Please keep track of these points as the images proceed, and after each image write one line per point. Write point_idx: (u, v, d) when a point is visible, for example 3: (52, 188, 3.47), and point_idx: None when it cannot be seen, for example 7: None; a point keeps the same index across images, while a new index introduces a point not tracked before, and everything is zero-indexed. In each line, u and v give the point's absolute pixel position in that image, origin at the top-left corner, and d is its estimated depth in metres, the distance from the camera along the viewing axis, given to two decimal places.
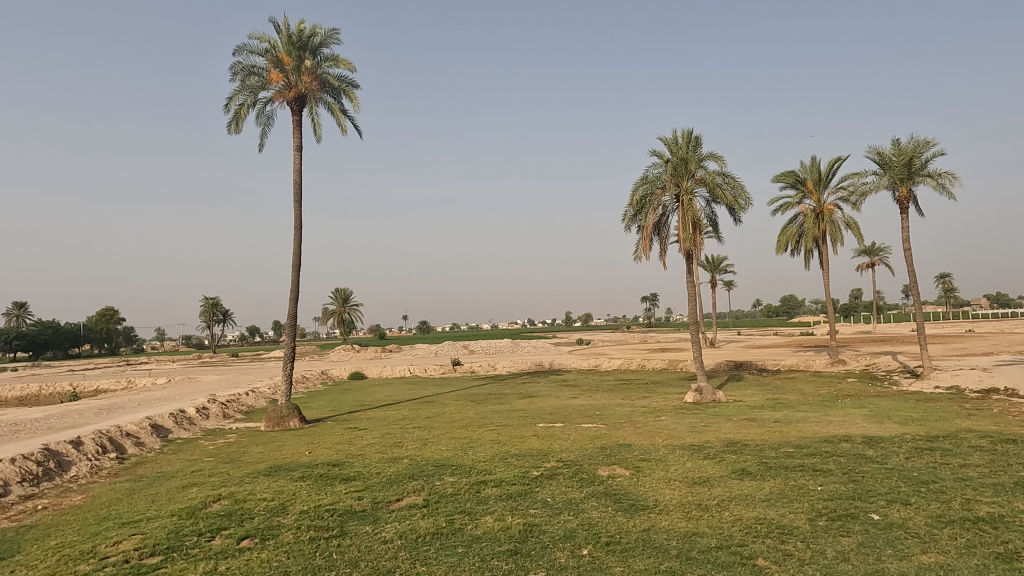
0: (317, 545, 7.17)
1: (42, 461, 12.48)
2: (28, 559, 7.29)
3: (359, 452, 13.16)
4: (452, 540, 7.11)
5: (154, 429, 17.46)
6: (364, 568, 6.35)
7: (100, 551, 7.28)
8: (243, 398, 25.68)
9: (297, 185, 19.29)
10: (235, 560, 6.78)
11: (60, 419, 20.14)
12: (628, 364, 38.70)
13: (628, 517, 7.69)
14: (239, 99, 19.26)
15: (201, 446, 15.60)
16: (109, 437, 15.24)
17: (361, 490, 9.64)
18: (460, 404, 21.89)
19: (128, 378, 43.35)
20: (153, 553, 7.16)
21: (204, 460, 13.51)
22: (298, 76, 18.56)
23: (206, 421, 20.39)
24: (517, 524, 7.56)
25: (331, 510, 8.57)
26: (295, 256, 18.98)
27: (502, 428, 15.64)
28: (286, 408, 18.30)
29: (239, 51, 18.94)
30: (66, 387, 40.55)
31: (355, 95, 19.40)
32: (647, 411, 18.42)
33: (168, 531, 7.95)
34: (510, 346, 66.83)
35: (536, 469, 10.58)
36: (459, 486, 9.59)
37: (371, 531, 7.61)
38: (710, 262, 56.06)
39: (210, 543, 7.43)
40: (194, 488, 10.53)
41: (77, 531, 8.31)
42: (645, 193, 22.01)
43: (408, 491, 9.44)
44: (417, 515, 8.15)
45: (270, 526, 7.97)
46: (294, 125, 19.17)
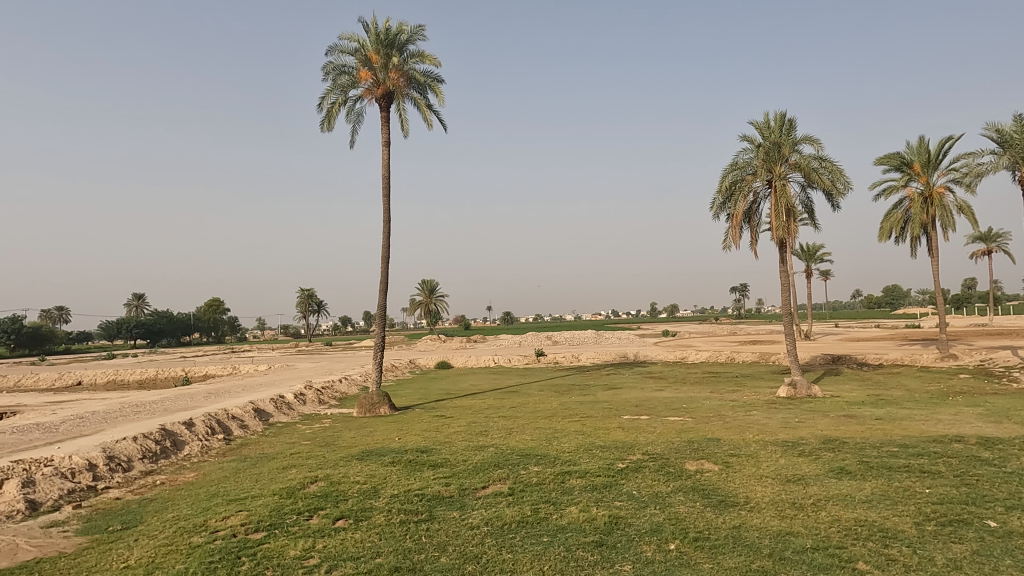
0: (407, 528, 7.40)
1: (159, 441, 13.50)
2: (149, 529, 7.93)
3: (446, 439, 13.46)
4: (537, 529, 7.16)
5: (257, 413, 18.56)
6: (452, 553, 6.49)
7: (210, 525, 7.83)
8: (337, 385, 26.85)
9: (386, 180, 19.88)
10: (331, 540, 7.11)
11: (173, 402, 21.72)
12: (715, 357, 37.53)
13: (717, 513, 7.50)
14: (331, 98, 20.01)
15: (299, 430, 16.44)
16: (217, 419, 16.32)
17: (448, 476, 9.89)
18: (544, 395, 21.99)
19: (232, 365, 46.23)
20: (257, 529, 7.63)
21: (302, 443, 14.23)
22: (385, 74, 19.06)
23: (304, 406, 21.48)
24: (603, 516, 7.52)
25: (420, 494, 8.83)
26: (384, 249, 19.59)
27: (586, 420, 15.58)
28: (376, 396, 18.96)
29: (330, 52, 19.67)
30: (179, 372, 43.78)
31: (439, 89, 19.76)
32: (737, 404, 17.86)
33: (270, 509, 8.44)
34: (593, 337, 66.36)
35: (621, 461, 10.50)
36: (543, 476, 9.63)
37: (458, 516, 7.78)
38: (804, 251, 53.53)
39: (309, 522, 7.83)
40: (293, 469, 11.12)
41: (191, 505, 8.98)
42: (735, 179, 21.21)
43: (494, 479, 9.60)
44: (502, 503, 8.28)
45: (363, 508, 8.30)
46: (383, 122, 19.74)
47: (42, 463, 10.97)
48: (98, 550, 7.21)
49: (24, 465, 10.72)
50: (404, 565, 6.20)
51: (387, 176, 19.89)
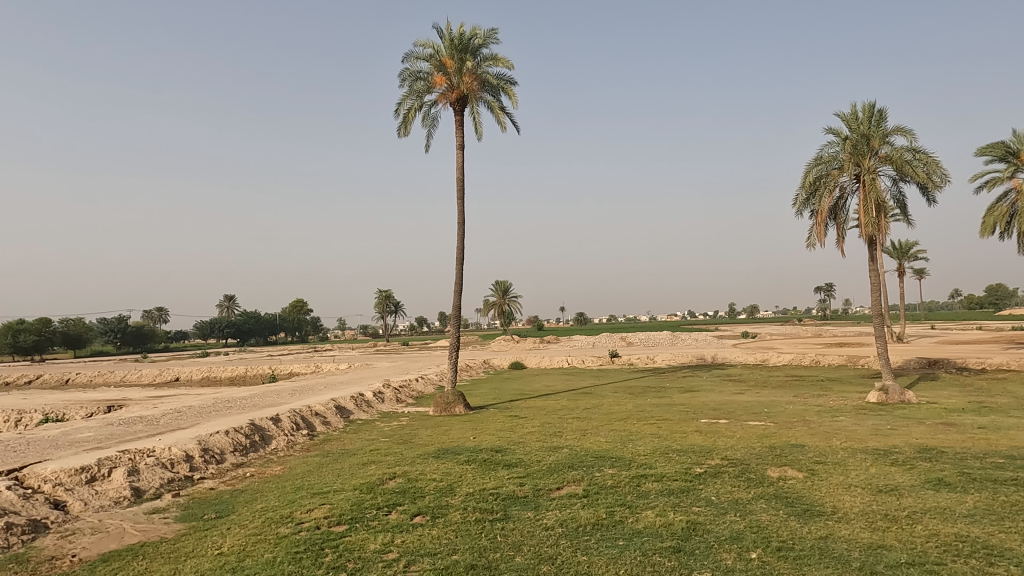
0: (483, 526, 7.49)
1: (249, 435, 14.23)
2: (240, 518, 8.37)
3: (520, 439, 13.53)
4: (613, 532, 7.09)
5: (339, 410, 19.25)
6: (528, 553, 6.51)
7: (296, 517, 8.18)
8: (414, 384, 27.48)
9: (461, 182, 20.19)
10: (408, 535, 7.28)
11: (261, 398, 22.81)
12: (799, 360, 35.99)
13: (803, 523, 7.19)
14: (407, 104, 20.50)
15: (377, 427, 16.90)
16: (301, 415, 17.03)
17: (523, 476, 9.92)
18: (618, 396, 21.77)
19: (316, 363, 48.11)
20: (339, 521, 7.91)
21: (380, 440, 14.65)
22: (459, 78, 19.35)
23: (382, 404, 22.11)
24: (680, 521, 7.36)
25: (495, 494, 8.91)
26: (459, 250, 19.90)
27: (662, 423, 15.29)
28: (452, 394, 19.26)
29: (406, 59, 20.16)
30: (267, 370, 46.00)
31: (512, 91, 19.89)
32: (823, 409, 17.09)
33: (351, 503, 8.74)
34: (669, 338, 65.07)
35: (699, 466, 10.24)
36: (618, 479, 9.52)
37: (533, 517, 7.80)
38: (897, 248, 50.66)
39: (387, 517, 8.05)
40: (372, 465, 11.47)
41: (278, 497, 9.42)
42: (820, 174, 20.30)
43: (568, 480, 9.56)
44: (576, 504, 8.24)
45: (439, 506, 8.45)
46: (457, 125, 20.06)
47: (145, 452, 11.78)
48: (195, 537, 7.68)
49: (129, 454, 11.54)
50: (479, 564, 6.27)
51: (461, 178, 20.19)
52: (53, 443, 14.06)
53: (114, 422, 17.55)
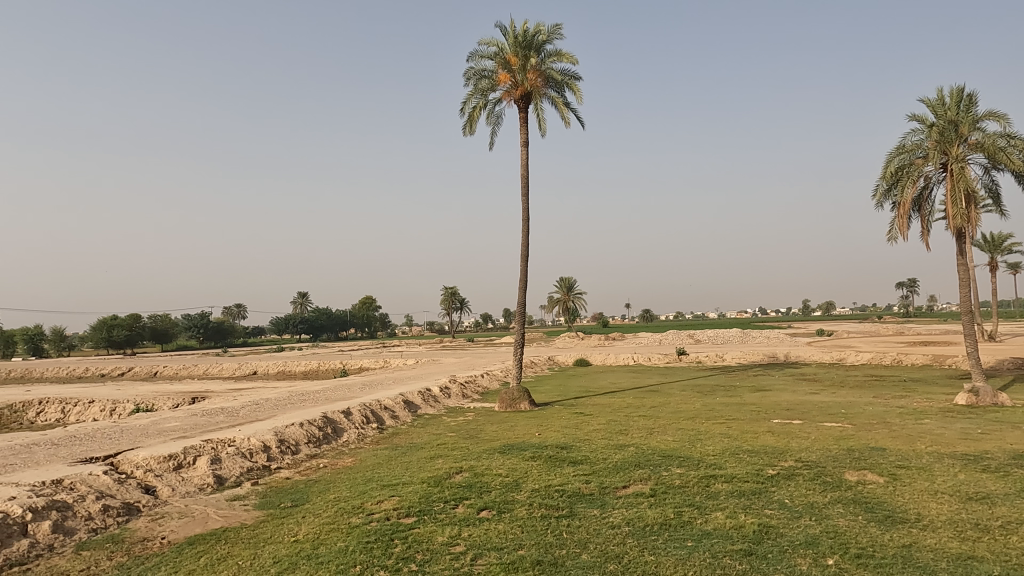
0: (548, 522, 7.50)
1: (322, 427, 14.75)
2: (315, 508, 8.68)
3: (586, 436, 13.46)
4: (680, 533, 6.97)
5: (407, 405, 19.69)
6: (593, 551, 6.49)
7: (367, 508, 8.42)
8: (480, 380, 27.78)
9: (525, 179, 20.23)
10: (475, 529, 7.37)
11: (333, 392, 23.58)
12: (879, 359, 34.33)
13: (883, 530, 6.87)
14: (472, 102, 20.69)
15: (444, 422, 17.18)
16: (371, 409, 17.52)
17: (588, 474, 9.87)
18: (686, 395, 21.34)
19: (385, 359, 49.36)
20: (408, 513, 8.09)
21: (447, 435, 14.88)
22: (523, 75, 19.36)
23: (449, 399, 22.45)
24: (752, 524, 7.16)
25: (561, 490, 8.91)
26: (524, 247, 19.95)
27: (732, 422, 14.90)
28: (517, 391, 19.36)
29: (471, 58, 20.33)
30: (338, 364, 47.49)
31: (577, 86, 19.79)
32: (905, 411, 16.25)
33: (420, 495, 8.92)
34: (739, 336, 63.28)
35: (771, 468, 9.93)
36: (686, 479, 9.34)
37: (598, 515, 7.75)
38: (988, 241, 47.62)
39: (455, 510, 8.17)
40: (440, 459, 11.65)
41: (349, 488, 9.73)
42: (903, 163, 19.27)
43: (635, 479, 9.45)
44: (644, 503, 8.13)
45: (506, 501, 8.51)
46: (522, 122, 20.11)
47: (226, 442, 12.36)
48: (273, 524, 8.01)
49: (212, 443, 12.15)
50: (546, 559, 6.28)
51: (526, 174, 20.23)
52: (144, 431, 14.96)
53: (198, 413, 18.53)
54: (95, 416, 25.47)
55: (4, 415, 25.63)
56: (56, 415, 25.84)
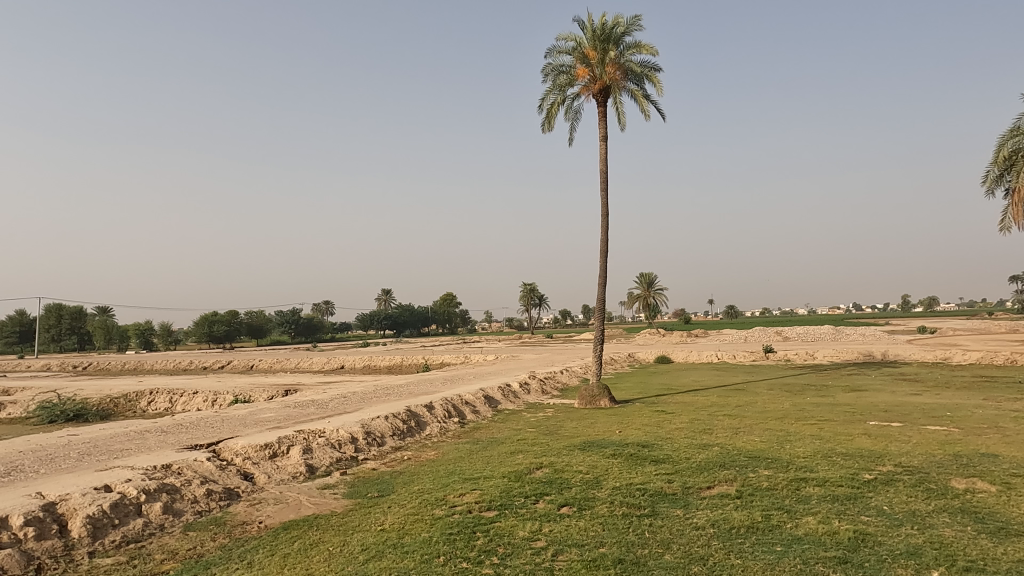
0: (630, 521, 7.42)
1: (406, 420, 15.17)
2: (400, 498, 8.94)
3: (668, 435, 13.20)
4: (769, 537, 6.72)
5: (487, 400, 19.95)
6: (677, 552, 6.36)
7: (450, 500, 8.59)
8: (559, 376, 27.76)
9: (604, 173, 20.02)
10: (555, 525, 7.38)
11: (416, 387, 24.20)
12: (989, 358, 31.92)
13: (995, 542, 6.38)
14: (550, 98, 20.67)
15: (524, 417, 17.30)
16: (453, 404, 17.86)
17: (671, 473, 9.68)
18: (774, 394, 20.55)
19: (465, 354, 50.20)
20: (489, 507, 8.20)
21: (527, 430, 14.96)
22: (602, 68, 19.15)
23: (528, 395, 22.56)
24: (846, 531, 6.82)
25: (642, 489, 8.79)
26: (603, 242, 19.75)
27: (824, 423, 14.21)
28: (597, 388, 19.23)
29: (549, 54, 20.30)
30: (421, 359, 48.68)
31: (657, 78, 19.40)
32: (1021, 415, 15.01)
33: (500, 489, 9.02)
34: (831, 333, 60.33)
35: (868, 472, 9.41)
36: (775, 481, 8.99)
37: (682, 515, 7.59)
38: None
39: (535, 506, 8.22)
40: (520, 454, 11.73)
41: (433, 480, 9.96)
42: (1017, 147, 17.82)
43: (720, 479, 9.19)
44: (729, 505, 7.90)
45: (586, 498, 8.48)
46: (601, 116, 19.91)
47: (317, 433, 12.93)
48: (360, 513, 8.32)
49: (304, 434, 12.74)
50: (628, 558, 6.21)
51: (605, 169, 20.02)
52: (242, 421, 15.88)
53: (291, 404, 19.49)
54: (199, 406, 27.24)
55: (120, 403, 27.81)
56: (165, 404, 27.82)
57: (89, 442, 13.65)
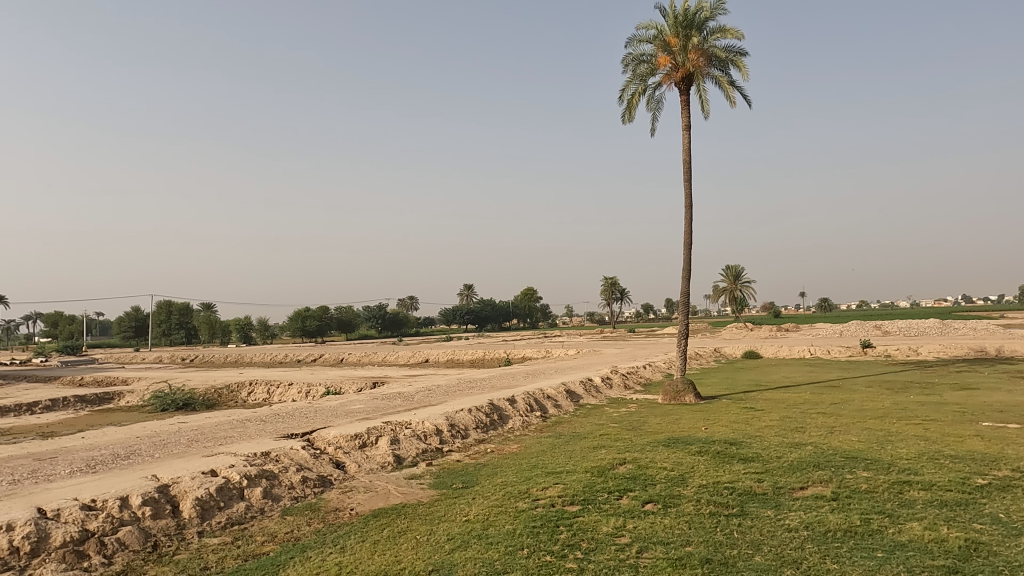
0: (718, 520, 7.22)
1: (489, 413, 15.38)
2: (484, 490, 9.07)
3: (757, 433, 12.74)
4: (869, 542, 6.37)
5: (569, 394, 19.92)
6: (767, 553, 6.16)
7: (533, 493, 8.65)
8: (641, 371, 27.35)
9: (688, 164, 19.50)
10: (640, 521, 7.29)
11: (498, 380, 24.48)
12: None
13: None
14: (631, 89, 20.32)
15: (607, 412, 17.16)
16: (535, 398, 17.94)
17: (761, 472, 9.34)
18: (873, 392, 19.43)
19: (546, 349, 50.27)
20: (572, 501, 8.19)
21: (610, 425, 14.83)
22: (684, 56, 18.65)
23: (611, 390, 22.36)
24: (956, 538, 6.37)
25: (730, 488, 8.53)
26: (687, 234, 19.27)
27: (930, 423, 13.31)
28: (682, 383, 18.80)
29: (629, 44, 19.96)
30: (503, 353, 49.16)
31: (743, 63, 18.69)
32: None
33: (583, 484, 8.99)
34: (938, 327, 56.41)
35: (980, 477, 8.73)
36: (875, 483, 8.51)
37: (773, 516, 7.32)
38: None
39: (619, 501, 8.14)
40: (603, 449, 11.64)
41: (516, 473, 10.05)
42: None
43: (815, 480, 8.79)
44: (825, 507, 7.54)
45: (672, 495, 8.32)
46: (683, 105, 19.39)
47: (403, 424, 13.32)
48: (446, 503, 8.49)
49: (392, 425, 13.14)
50: (716, 558, 6.06)
51: (688, 159, 19.50)
52: (334, 412, 16.59)
53: (379, 396, 20.18)
54: (294, 396, 28.67)
55: (223, 393, 29.67)
56: (263, 394, 29.43)
57: (197, 429, 14.63)
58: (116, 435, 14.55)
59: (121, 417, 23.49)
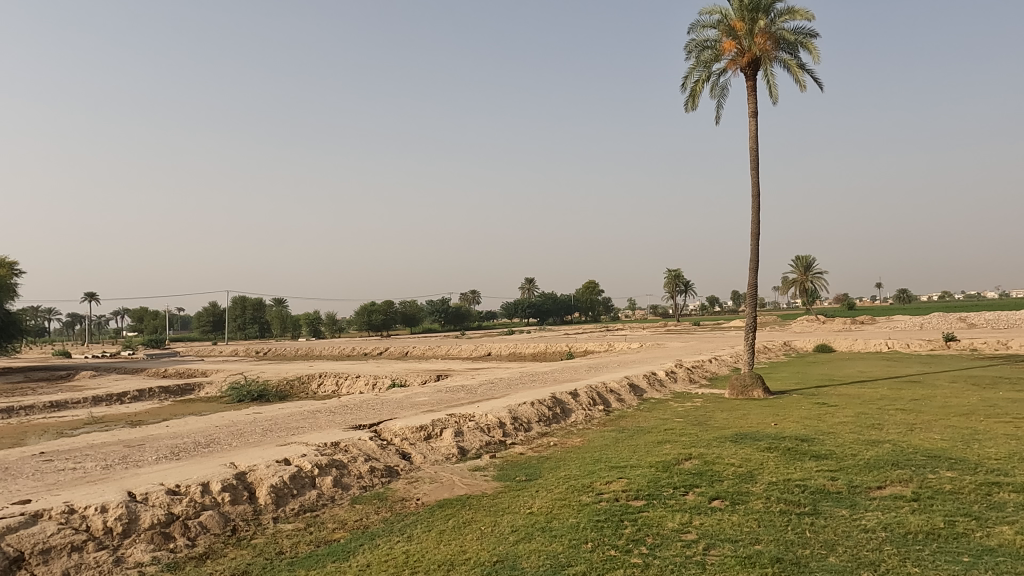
0: (789, 519, 7.01)
1: (551, 407, 15.39)
2: (547, 484, 9.08)
3: (830, 429, 12.27)
4: (953, 546, 6.05)
5: (633, 388, 19.71)
6: (842, 554, 5.94)
7: (597, 487, 8.60)
8: (707, 365, 26.76)
9: (754, 151, 18.92)
10: (707, 518, 7.14)
11: (560, 374, 24.45)
12: None
13: None
14: (694, 76, 19.85)
15: (671, 407, 16.89)
16: (597, 392, 17.82)
17: (835, 470, 9.00)
18: (957, 388, 18.38)
19: (608, 342, 49.87)
20: (637, 496, 8.11)
21: (675, 420, 14.58)
22: (751, 39, 18.04)
23: (675, 384, 21.99)
24: None
25: (802, 486, 8.25)
26: (754, 223, 18.70)
27: (1021, 422, 12.48)
28: (749, 377, 18.31)
29: (692, 30, 19.48)
30: (565, 347, 49.03)
31: (813, 45, 17.96)
32: None
33: (648, 479, 8.89)
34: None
35: None
36: (960, 484, 8.06)
37: (848, 515, 7.05)
38: None
39: (685, 497, 8.01)
40: (668, 445, 11.44)
41: (579, 467, 10.02)
42: None
43: (893, 479, 8.40)
44: (905, 508, 7.19)
45: (740, 492, 8.12)
46: (749, 91, 18.80)
47: (467, 417, 13.47)
48: (510, 495, 8.55)
49: (455, 417, 13.33)
50: (788, 558, 5.89)
51: (755, 147, 18.91)
52: (400, 404, 16.95)
53: (443, 389, 20.50)
54: (362, 388, 29.49)
55: (295, 385, 30.81)
56: (332, 386, 30.39)
57: (271, 419, 15.25)
58: (198, 423, 15.35)
59: (201, 407, 24.76)
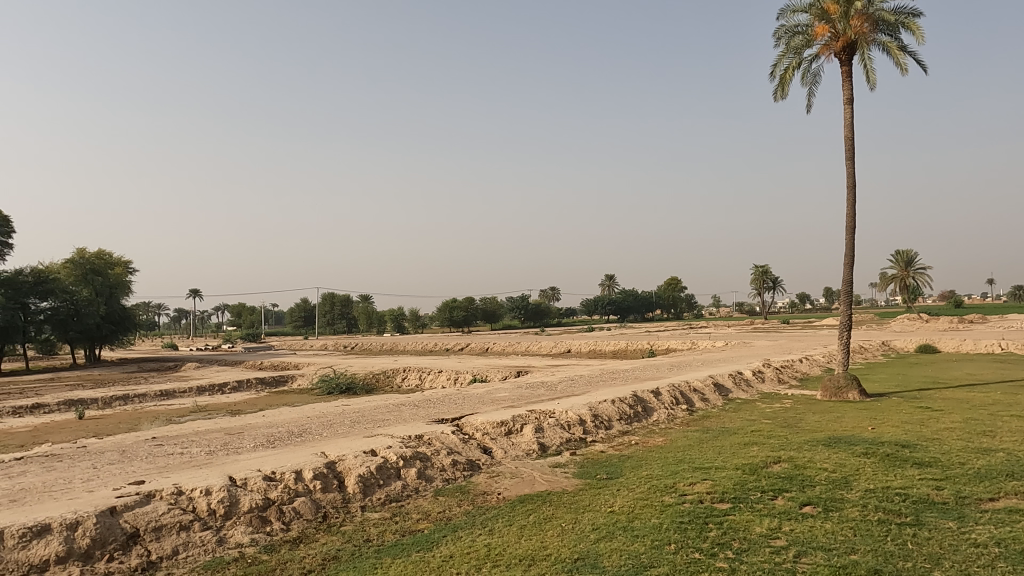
0: (888, 529, 6.61)
1: (633, 405, 15.18)
2: (628, 483, 8.96)
3: (935, 436, 11.47)
4: None
5: (717, 387, 19.15)
6: (949, 569, 5.55)
7: (680, 488, 8.42)
8: (798, 365, 25.64)
9: (849, 140, 17.93)
10: (798, 524, 6.84)
11: (641, 371, 24.09)
12: None
13: None
14: (784, 63, 19.02)
15: (758, 407, 16.30)
16: (681, 390, 17.44)
17: (940, 479, 8.42)
18: None
19: (691, 340, 48.71)
20: (722, 499, 7.88)
21: (762, 421, 14.06)
22: (846, 22, 17.11)
23: (763, 384, 21.20)
24: None
25: (903, 494, 7.77)
26: (849, 216, 17.75)
27: None
28: (843, 378, 17.41)
29: (782, 15, 18.68)
30: (646, 344, 48.25)
31: (916, 25, 16.81)
32: None
33: (734, 482, 8.62)
34: None
35: None
36: None
37: (956, 528, 6.58)
38: None
39: (774, 502, 7.71)
40: (755, 447, 11.04)
41: (661, 467, 9.84)
42: None
43: (1007, 491, 7.76)
44: (1021, 523, 6.64)
45: (834, 498, 7.73)
46: (844, 77, 17.84)
47: (547, 414, 13.48)
48: (590, 493, 8.50)
49: (536, 414, 13.36)
50: (887, 569, 5.56)
51: (850, 136, 17.93)
52: (480, 399, 17.19)
53: (523, 385, 20.64)
54: (444, 383, 30.11)
55: (381, 379, 31.82)
56: (416, 381, 31.19)
57: (359, 411, 15.82)
58: (291, 414, 16.12)
59: (294, 398, 26.01)
